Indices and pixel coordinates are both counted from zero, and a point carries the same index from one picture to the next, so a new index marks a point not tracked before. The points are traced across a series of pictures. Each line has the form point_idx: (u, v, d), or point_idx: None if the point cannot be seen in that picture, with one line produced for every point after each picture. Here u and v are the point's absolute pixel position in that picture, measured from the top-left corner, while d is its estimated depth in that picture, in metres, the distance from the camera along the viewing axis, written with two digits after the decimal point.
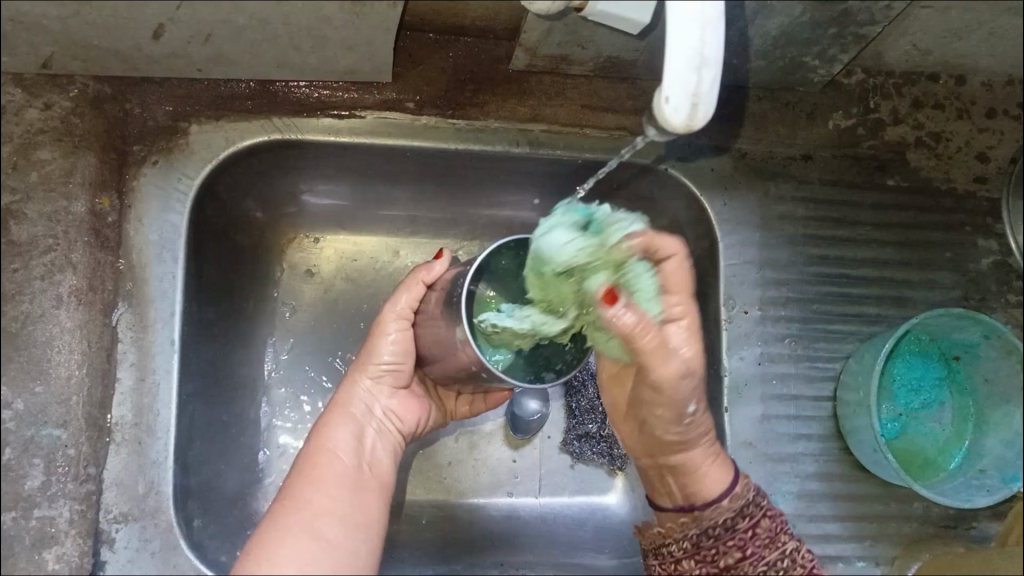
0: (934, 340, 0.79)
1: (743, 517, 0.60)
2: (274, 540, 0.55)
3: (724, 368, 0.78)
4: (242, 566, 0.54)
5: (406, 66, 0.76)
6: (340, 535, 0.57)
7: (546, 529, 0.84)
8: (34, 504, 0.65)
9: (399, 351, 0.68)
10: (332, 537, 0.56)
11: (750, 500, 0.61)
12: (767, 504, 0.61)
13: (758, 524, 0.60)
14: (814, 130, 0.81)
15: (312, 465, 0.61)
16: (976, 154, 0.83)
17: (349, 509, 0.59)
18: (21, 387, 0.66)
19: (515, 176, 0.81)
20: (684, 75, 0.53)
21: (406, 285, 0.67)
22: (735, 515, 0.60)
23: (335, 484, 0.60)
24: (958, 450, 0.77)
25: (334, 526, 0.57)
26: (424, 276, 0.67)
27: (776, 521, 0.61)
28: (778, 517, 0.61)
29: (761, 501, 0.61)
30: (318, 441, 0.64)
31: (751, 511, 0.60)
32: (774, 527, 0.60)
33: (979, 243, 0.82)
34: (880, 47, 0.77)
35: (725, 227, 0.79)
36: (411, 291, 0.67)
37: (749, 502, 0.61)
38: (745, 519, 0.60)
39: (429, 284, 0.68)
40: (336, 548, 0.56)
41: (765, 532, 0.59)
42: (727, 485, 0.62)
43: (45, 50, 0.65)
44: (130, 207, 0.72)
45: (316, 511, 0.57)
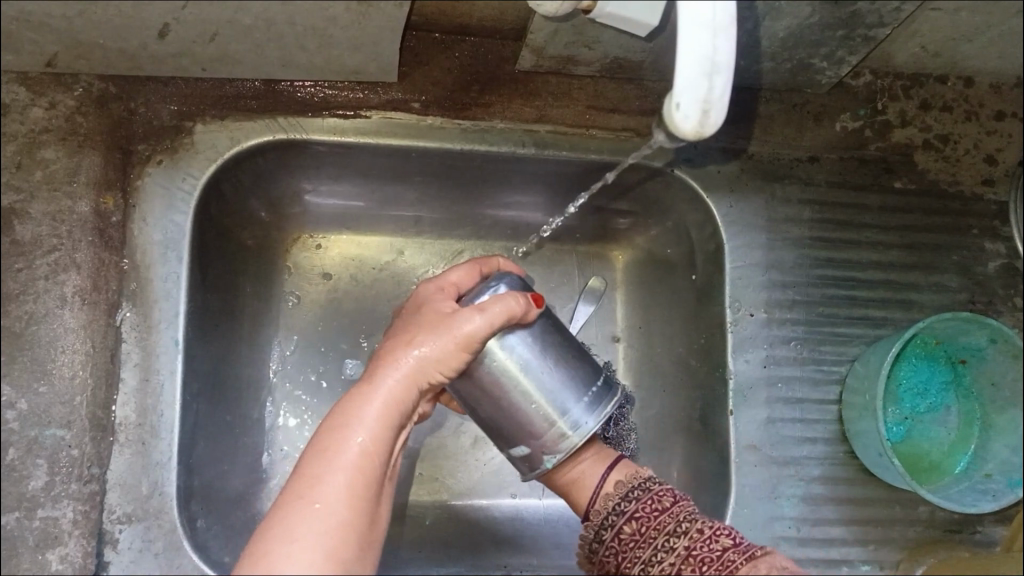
0: (940, 344, 0.78)
1: (608, 527, 0.63)
2: (281, 554, 0.49)
3: (729, 372, 0.77)
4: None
5: (412, 66, 0.75)
6: (357, 555, 0.52)
7: (549, 530, 0.84)
8: (38, 504, 0.66)
9: (456, 362, 0.62)
10: (344, 551, 0.51)
11: (612, 509, 0.64)
12: (629, 508, 0.62)
13: (622, 530, 0.62)
14: (820, 132, 0.81)
15: (332, 463, 0.55)
16: (985, 156, 0.82)
17: (363, 520, 0.54)
18: (24, 387, 0.66)
19: (520, 176, 0.81)
20: (696, 80, 0.53)
21: (502, 308, 0.61)
22: (623, 500, 0.63)
23: (356, 490, 0.54)
24: (964, 454, 0.77)
25: (352, 544, 0.52)
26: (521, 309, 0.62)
27: (665, 499, 0.62)
28: (646, 514, 0.61)
29: (624, 506, 0.63)
30: (340, 431, 0.57)
31: (636, 493, 0.63)
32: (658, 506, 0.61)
33: (987, 245, 0.82)
34: (889, 49, 0.77)
35: (731, 229, 0.79)
36: (503, 316, 0.61)
37: (608, 512, 0.64)
38: (631, 503, 0.63)
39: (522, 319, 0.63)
40: (349, 571, 0.51)
41: (627, 538, 0.61)
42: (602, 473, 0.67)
43: (51, 49, 0.65)
44: (135, 206, 0.71)
45: (334, 523, 0.52)
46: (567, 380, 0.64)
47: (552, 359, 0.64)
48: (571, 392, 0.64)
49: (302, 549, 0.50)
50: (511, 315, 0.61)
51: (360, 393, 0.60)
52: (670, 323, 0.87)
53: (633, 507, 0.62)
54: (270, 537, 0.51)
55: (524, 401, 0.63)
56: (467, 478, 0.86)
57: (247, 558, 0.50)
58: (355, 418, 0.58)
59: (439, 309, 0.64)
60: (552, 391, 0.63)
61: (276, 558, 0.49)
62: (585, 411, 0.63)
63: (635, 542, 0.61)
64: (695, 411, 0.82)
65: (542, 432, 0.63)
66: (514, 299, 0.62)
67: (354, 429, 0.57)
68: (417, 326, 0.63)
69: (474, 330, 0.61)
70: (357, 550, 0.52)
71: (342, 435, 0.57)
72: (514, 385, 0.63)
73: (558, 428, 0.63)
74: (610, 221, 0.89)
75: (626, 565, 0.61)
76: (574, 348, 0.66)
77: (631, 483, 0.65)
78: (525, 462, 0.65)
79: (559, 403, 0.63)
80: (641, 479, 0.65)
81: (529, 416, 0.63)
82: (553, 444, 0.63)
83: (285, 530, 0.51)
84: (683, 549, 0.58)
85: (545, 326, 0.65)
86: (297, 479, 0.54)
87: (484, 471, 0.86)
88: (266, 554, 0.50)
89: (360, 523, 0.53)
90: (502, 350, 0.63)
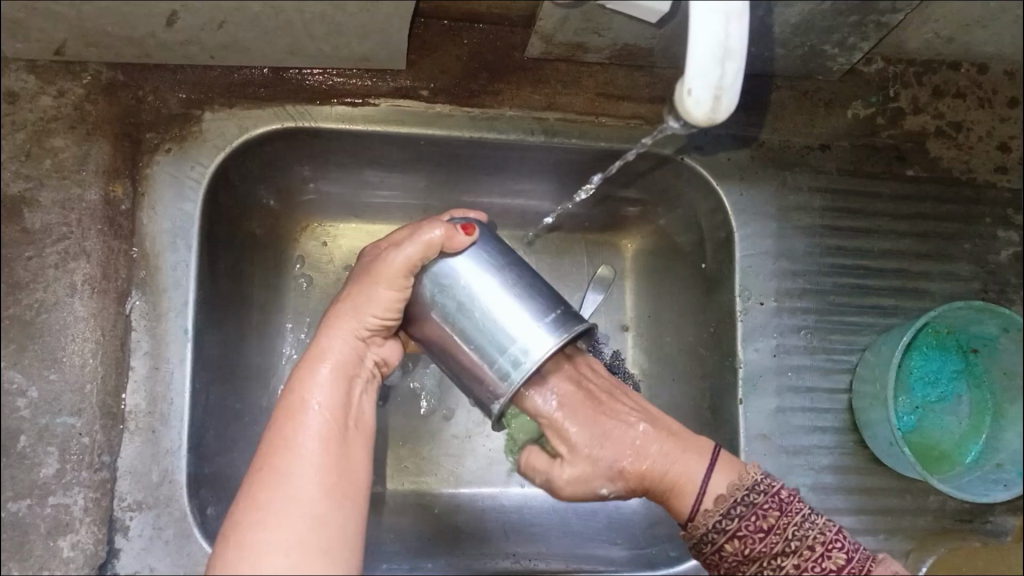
0: (953, 332, 0.78)
1: (717, 533, 0.61)
2: (257, 525, 0.52)
3: (739, 360, 0.77)
4: (228, 551, 0.52)
5: (420, 53, 0.75)
6: (331, 509, 0.55)
7: (559, 519, 0.84)
8: (49, 492, 0.66)
9: (394, 307, 0.63)
10: (317, 509, 0.54)
11: (711, 526, 0.62)
12: (732, 526, 0.61)
13: (729, 542, 0.61)
14: (832, 120, 0.81)
15: (290, 430, 0.57)
16: (998, 143, 0.82)
17: (333, 477, 0.56)
18: (36, 374, 0.66)
19: (529, 164, 0.81)
20: (709, 65, 0.53)
21: (416, 240, 0.61)
22: (721, 520, 0.62)
23: (319, 451, 0.57)
24: (975, 444, 0.76)
25: (325, 500, 0.55)
26: (440, 240, 0.61)
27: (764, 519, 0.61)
28: (750, 532, 0.61)
29: (725, 526, 0.61)
30: (296, 398, 0.59)
31: (738, 511, 0.61)
32: (761, 527, 0.60)
33: (1000, 234, 0.81)
34: (903, 35, 0.76)
35: (741, 217, 0.78)
36: (420, 247, 0.61)
37: (708, 529, 0.62)
38: (731, 522, 0.61)
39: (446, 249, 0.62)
40: (327, 528, 0.54)
41: (731, 552, 0.61)
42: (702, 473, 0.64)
43: (59, 35, 0.65)
44: (143, 194, 0.71)
45: (300, 485, 0.55)
46: (513, 310, 0.61)
47: (500, 287, 0.62)
48: (515, 322, 0.61)
49: (273, 515, 0.53)
50: (430, 244, 0.61)
51: (309, 358, 0.63)
52: (680, 313, 0.86)
53: (737, 523, 0.61)
54: (242, 508, 0.54)
55: (470, 335, 0.62)
56: (477, 466, 0.86)
57: (227, 530, 0.54)
58: (308, 382, 0.61)
59: (369, 260, 0.65)
60: (496, 322, 0.61)
61: (249, 526, 0.53)
62: (532, 339, 0.60)
63: (740, 559, 0.61)
64: (705, 400, 0.82)
65: (491, 367, 0.61)
66: (434, 228, 0.62)
67: (310, 395, 0.60)
68: (350, 284, 0.65)
69: (397, 265, 0.61)
70: (329, 505, 0.55)
71: (295, 400, 0.59)
72: (457, 320, 0.62)
73: (506, 359, 0.60)
74: (619, 210, 0.88)
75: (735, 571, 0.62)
76: (531, 279, 0.64)
77: (731, 499, 0.62)
78: (483, 405, 0.64)
79: (504, 333, 0.61)
80: (743, 491, 0.62)
81: (475, 352, 0.61)
82: (503, 377, 0.60)
83: (254, 499, 0.54)
84: (794, 567, 0.60)
85: (489, 256, 0.63)
86: (263, 450, 0.57)
87: (495, 458, 0.86)
88: (241, 523, 0.53)
89: (328, 478, 0.56)
90: (444, 284, 0.63)
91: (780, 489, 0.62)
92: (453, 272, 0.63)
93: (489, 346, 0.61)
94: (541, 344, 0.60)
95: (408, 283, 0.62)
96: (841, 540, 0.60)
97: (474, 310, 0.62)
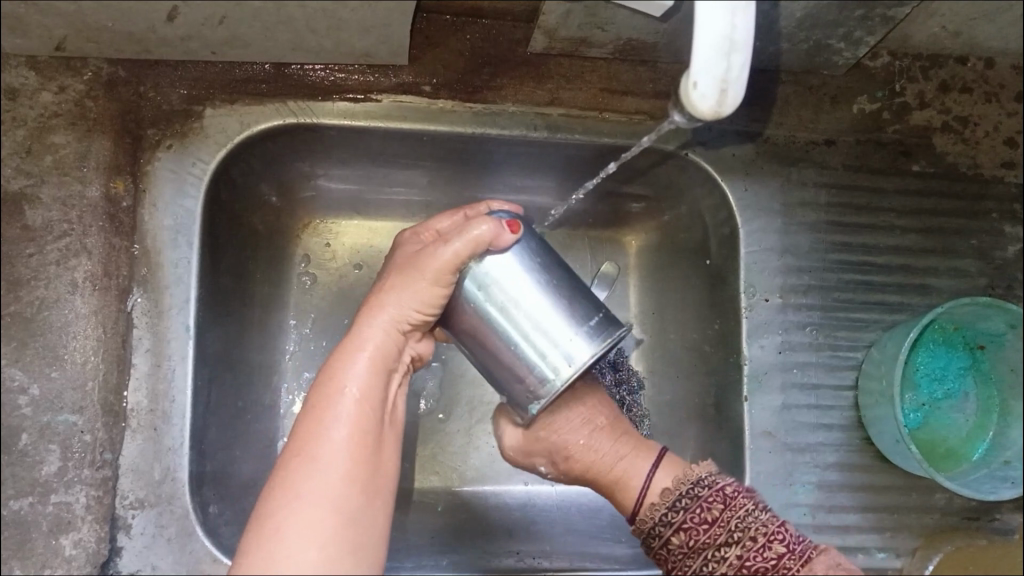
0: (959, 329, 0.77)
1: (663, 526, 0.62)
2: (287, 516, 0.51)
3: (744, 357, 0.77)
4: (256, 544, 0.50)
5: (423, 48, 0.74)
6: (362, 504, 0.54)
7: (562, 517, 0.83)
8: (51, 490, 0.66)
9: (436, 302, 0.62)
10: (348, 502, 0.53)
11: (658, 520, 0.63)
12: (677, 519, 0.61)
13: (676, 536, 0.61)
14: (837, 115, 0.80)
15: (325, 420, 0.56)
16: (1005, 138, 0.81)
17: (365, 471, 0.55)
18: (37, 372, 0.66)
19: (532, 160, 0.80)
20: (715, 58, 0.52)
21: (466, 237, 0.59)
22: (668, 511, 0.62)
23: (353, 443, 0.55)
24: (981, 441, 0.76)
25: (357, 495, 0.53)
26: (489, 239, 0.59)
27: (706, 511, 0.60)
28: (694, 524, 0.60)
29: (669, 518, 0.62)
30: (331, 388, 0.58)
31: (682, 504, 0.62)
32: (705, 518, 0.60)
33: (1006, 229, 0.81)
34: (909, 29, 0.75)
35: (746, 213, 0.78)
36: (471, 245, 0.59)
37: (654, 522, 0.63)
38: (677, 514, 0.62)
39: (493, 247, 0.60)
40: (357, 523, 0.53)
41: (677, 547, 0.61)
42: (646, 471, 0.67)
43: (59, 31, 0.65)
44: (144, 191, 0.70)
45: (334, 477, 0.53)
46: (555, 313, 0.60)
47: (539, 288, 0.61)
48: (559, 326, 0.60)
49: (306, 504, 0.51)
50: (479, 240, 0.59)
51: (347, 346, 0.61)
52: (684, 309, 0.86)
53: (682, 515, 0.61)
54: (271, 499, 0.53)
55: (511, 336, 0.60)
56: (480, 464, 0.85)
57: (255, 521, 0.52)
58: (344, 372, 0.59)
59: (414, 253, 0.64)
60: (539, 324, 0.60)
61: (279, 517, 0.51)
62: (575, 344, 0.59)
63: (685, 552, 0.60)
64: (709, 397, 0.81)
65: (531, 370, 0.60)
66: (483, 224, 0.60)
67: (346, 386, 0.58)
68: (392, 275, 0.64)
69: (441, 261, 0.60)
70: (362, 500, 0.54)
71: (333, 388, 0.58)
72: (498, 318, 0.60)
73: (544, 362, 0.59)
74: (623, 206, 0.88)
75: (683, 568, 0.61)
76: (569, 280, 0.62)
77: (676, 493, 0.63)
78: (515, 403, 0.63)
79: (547, 339, 0.59)
80: (687, 485, 0.62)
81: (513, 353, 0.60)
82: (543, 381, 0.59)
83: (286, 487, 0.52)
84: (738, 559, 0.58)
85: (529, 253, 0.62)
86: (297, 437, 0.56)
87: (498, 456, 0.86)
88: (271, 514, 0.52)
89: (362, 471, 0.55)
90: (483, 281, 0.61)
91: (725, 485, 0.62)
92: (495, 268, 0.61)
93: (531, 349, 0.59)
94: (585, 350, 0.59)
95: (452, 279, 0.61)
96: (783, 532, 0.58)
97: (516, 311, 0.60)
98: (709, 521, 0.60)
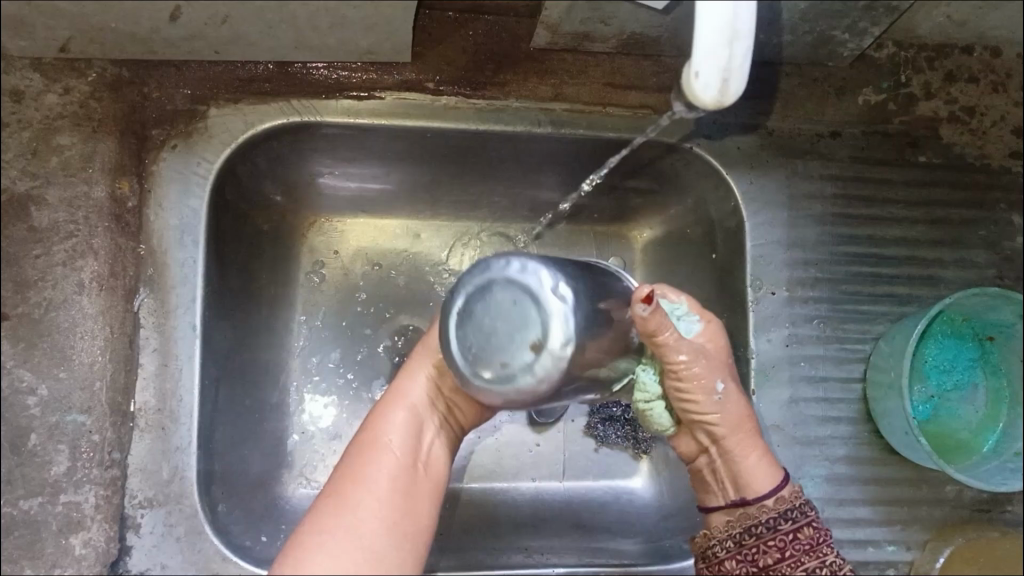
0: (968, 321, 0.77)
1: (786, 520, 0.61)
2: (314, 549, 0.53)
3: (750, 351, 0.76)
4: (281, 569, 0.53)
5: (426, 45, 0.74)
6: (391, 545, 0.55)
7: (571, 513, 0.83)
8: (60, 490, 0.66)
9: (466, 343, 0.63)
10: (374, 543, 0.54)
11: (731, 535, 0.63)
12: (811, 513, 0.61)
13: (766, 543, 0.61)
14: (843, 107, 0.80)
15: (362, 463, 0.58)
16: (1012, 128, 0.81)
17: (395, 516, 0.56)
18: (45, 373, 0.66)
19: (536, 156, 0.80)
20: (717, 47, 0.52)
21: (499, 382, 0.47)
22: (744, 531, 0.62)
23: (387, 486, 0.57)
24: (992, 432, 0.75)
25: (383, 538, 0.54)
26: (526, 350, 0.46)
27: (787, 539, 0.60)
28: (823, 525, 0.61)
29: (742, 538, 0.62)
30: (371, 434, 0.60)
31: (759, 530, 0.61)
32: (782, 543, 0.60)
33: (1014, 220, 0.80)
34: (915, 19, 0.75)
35: (752, 206, 0.77)
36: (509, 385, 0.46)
37: (726, 537, 0.63)
38: (752, 535, 0.62)
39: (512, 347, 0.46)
40: (382, 564, 0.53)
41: (741, 564, 0.62)
42: (776, 484, 0.63)
43: (63, 33, 0.65)
44: (150, 191, 0.71)
45: (363, 517, 0.55)
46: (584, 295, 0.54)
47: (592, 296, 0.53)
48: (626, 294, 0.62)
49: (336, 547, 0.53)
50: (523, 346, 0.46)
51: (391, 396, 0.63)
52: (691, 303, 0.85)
53: (811, 514, 0.62)
54: (305, 530, 0.55)
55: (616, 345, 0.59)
56: (487, 462, 0.85)
57: (286, 549, 0.54)
58: (382, 423, 0.61)
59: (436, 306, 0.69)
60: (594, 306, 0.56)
61: (306, 550, 0.53)
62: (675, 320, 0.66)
63: (807, 547, 0.60)
64: None
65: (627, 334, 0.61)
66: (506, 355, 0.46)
67: (386, 434, 0.60)
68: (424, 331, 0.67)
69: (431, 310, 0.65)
70: (394, 544, 0.55)
71: (373, 438, 0.60)
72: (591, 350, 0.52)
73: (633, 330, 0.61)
74: (628, 201, 0.87)
75: (785, 563, 0.60)
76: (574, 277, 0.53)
77: (756, 518, 0.62)
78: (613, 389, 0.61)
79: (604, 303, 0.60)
80: (769, 513, 0.62)
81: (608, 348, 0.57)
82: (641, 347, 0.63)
83: (320, 525, 0.54)
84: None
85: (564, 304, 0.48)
86: (334, 479, 0.58)
87: (504, 454, 0.86)
88: (301, 546, 0.53)
89: (392, 513, 0.56)
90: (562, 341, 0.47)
91: (807, 524, 0.61)
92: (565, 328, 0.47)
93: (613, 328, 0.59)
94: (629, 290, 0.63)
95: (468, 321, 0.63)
96: None
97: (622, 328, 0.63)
98: (786, 546, 0.60)
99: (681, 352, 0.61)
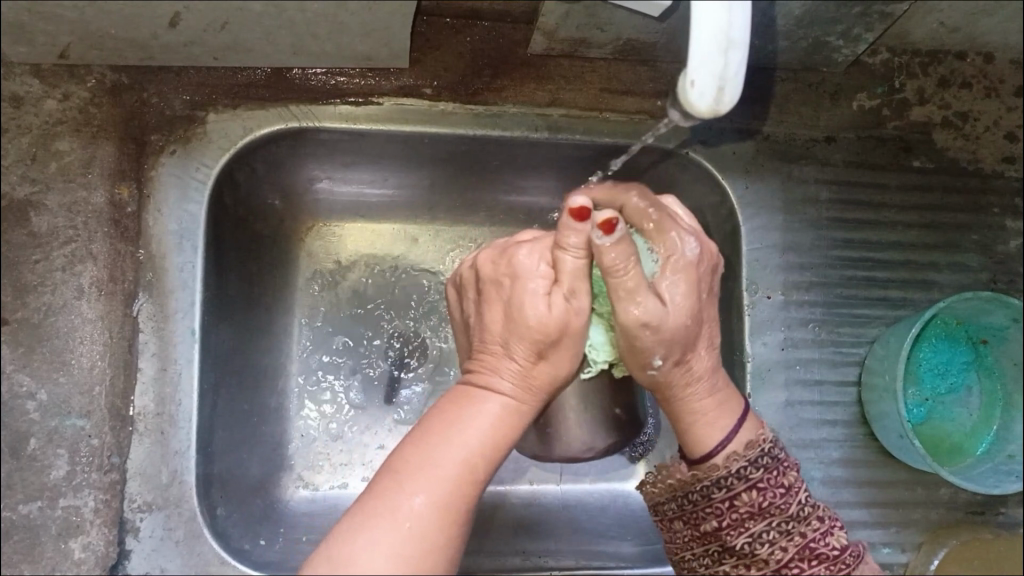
0: (962, 324, 0.77)
1: (720, 488, 0.55)
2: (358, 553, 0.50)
3: (747, 354, 0.77)
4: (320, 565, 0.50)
5: (423, 51, 0.75)
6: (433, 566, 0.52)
7: (569, 516, 0.84)
8: (59, 493, 0.66)
9: (558, 354, 0.57)
10: (418, 557, 0.51)
11: (671, 498, 0.59)
12: (753, 477, 0.55)
13: (705, 511, 0.56)
14: (838, 112, 0.80)
15: (422, 465, 0.53)
16: (1005, 133, 0.82)
17: (444, 535, 0.52)
18: (44, 378, 0.67)
19: (533, 160, 0.80)
20: (711, 56, 0.52)
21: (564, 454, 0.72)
22: (678, 492, 0.58)
23: (445, 500, 0.52)
24: (986, 434, 0.76)
25: (428, 557, 0.51)
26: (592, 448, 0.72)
27: (718, 506, 0.56)
28: (769, 488, 0.55)
29: (682, 504, 0.58)
30: (439, 431, 0.55)
31: (692, 497, 0.57)
32: (715, 510, 0.56)
33: (1008, 224, 0.81)
34: (907, 25, 0.76)
35: (748, 210, 0.78)
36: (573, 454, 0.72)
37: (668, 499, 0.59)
38: (687, 500, 0.57)
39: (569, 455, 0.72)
40: None
41: (687, 526, 0.58)
42: (723, 442, 0.57)
43: (63, 38, 0.65)
44: (148, 196, 0.71)
45: (415, 529, 0.51)
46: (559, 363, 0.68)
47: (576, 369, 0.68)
48: None
49: (382, 545, 0.50)
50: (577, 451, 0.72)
51: (469, 395, 0.57)
52: None
53: (757, 476, 0.55)
54: (351, 524, 0.52)
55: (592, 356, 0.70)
56: None
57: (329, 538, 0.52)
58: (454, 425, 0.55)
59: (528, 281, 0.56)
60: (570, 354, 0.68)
61: (348, 552, 0.50)
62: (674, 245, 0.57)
63: (748, 514, 0.55)
64: None
65: None
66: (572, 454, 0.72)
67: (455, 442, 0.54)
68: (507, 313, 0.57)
69: (549, 324, 0.55)
70: (435, 562, 0.52)
71: (440, 438, 0.54)
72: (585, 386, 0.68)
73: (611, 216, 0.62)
74: None
75: (725, 530, 0.56)
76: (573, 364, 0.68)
77: (692, 484, 0.57)
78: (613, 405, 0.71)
79: None
80: (704, 481, 0.56)
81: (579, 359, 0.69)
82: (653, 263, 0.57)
83: (368, 524, 0.51)
84: (801, 536, 0.54)
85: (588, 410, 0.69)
86: (391, 472, 0.53)
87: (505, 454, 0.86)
88: (343, 542, 0.51)
89: (443, 532, 0.52)
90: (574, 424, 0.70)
91: (739, 493, 0.55)
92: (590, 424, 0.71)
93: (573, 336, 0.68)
94: None
95: (569, 330, 0.56)
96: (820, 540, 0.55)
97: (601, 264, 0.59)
98: (719, 512, 0.56)
99: (636, 306, 0.53)
